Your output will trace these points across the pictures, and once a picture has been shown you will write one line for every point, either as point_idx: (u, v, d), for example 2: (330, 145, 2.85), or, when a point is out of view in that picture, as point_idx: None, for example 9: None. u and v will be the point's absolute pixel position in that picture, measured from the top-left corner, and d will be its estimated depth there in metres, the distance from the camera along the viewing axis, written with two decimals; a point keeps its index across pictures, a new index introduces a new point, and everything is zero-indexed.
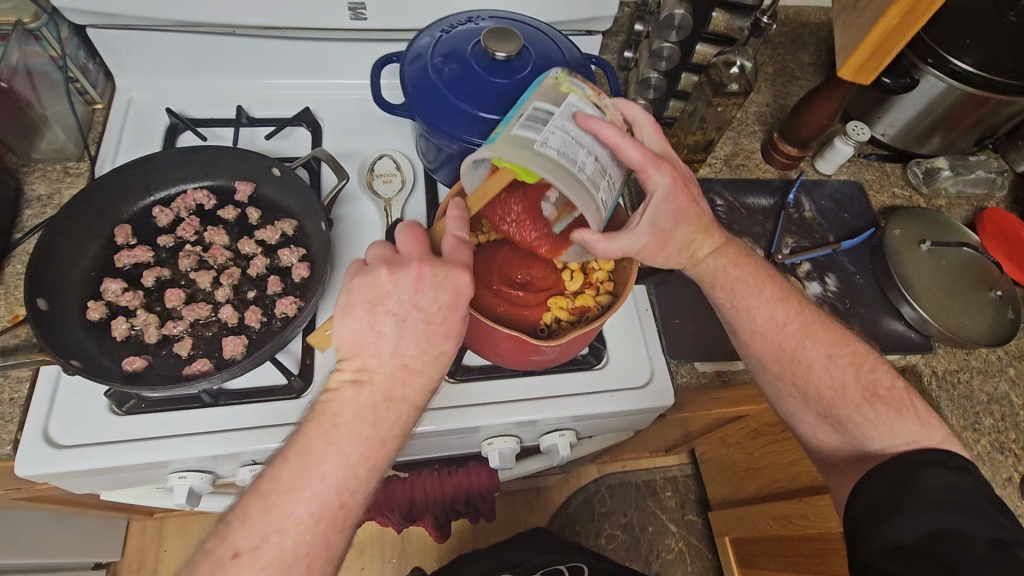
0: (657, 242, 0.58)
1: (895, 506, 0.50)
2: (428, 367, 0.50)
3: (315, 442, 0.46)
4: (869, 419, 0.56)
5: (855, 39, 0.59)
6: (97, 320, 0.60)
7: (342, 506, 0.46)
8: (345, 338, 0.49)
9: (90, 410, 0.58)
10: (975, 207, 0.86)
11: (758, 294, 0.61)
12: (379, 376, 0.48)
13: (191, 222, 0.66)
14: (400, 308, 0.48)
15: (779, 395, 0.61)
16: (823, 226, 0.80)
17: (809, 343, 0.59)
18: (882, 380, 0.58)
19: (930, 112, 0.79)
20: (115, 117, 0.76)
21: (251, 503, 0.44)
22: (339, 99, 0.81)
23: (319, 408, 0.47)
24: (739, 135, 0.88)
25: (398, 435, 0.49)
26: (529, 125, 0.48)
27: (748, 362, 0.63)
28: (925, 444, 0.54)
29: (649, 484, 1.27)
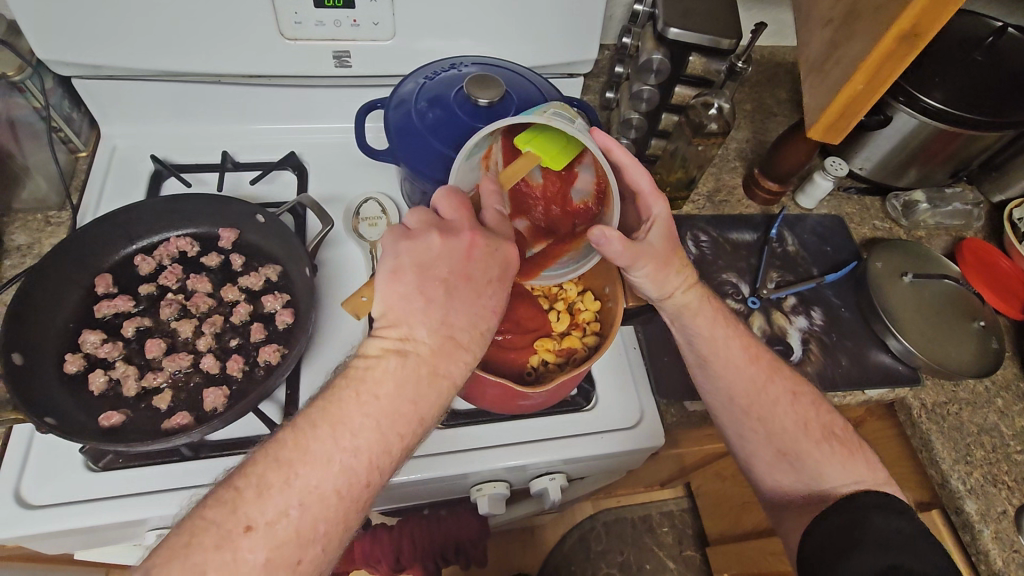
0: (661, 262, 0.57)
1: (849, 548, 0.49)
2: (473, 344, 0.48)
3: (351, 411, 0.43)
4: (826, 457, 0.57)
5: (823, 100, 0.50)
6: (74, 373, 0.58)
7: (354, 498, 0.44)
8: (390, 305, 0.46)
9: (65, 468, 0.56)
10: (954, 237, 0.87)
11: (728, 333, 0.60)
12: (424, 346, 0.45)
13: (174, 270, 0.65)
14: (449, 276, 0.47)
15: (740, 430, 0.60)
16: (806, 259, 0.81)
17: (776, 380, 0.59)
18: (838, 421, 0.59)
19: (904, 146, 0.80)
20: (99, 165, 0.76)
21: (270, 473, 0.40)
22: (326, 144, 0.82)
23: (357, 375, 0.44)
24: (721, 171, 0.89)
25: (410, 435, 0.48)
26: (561, 117, 0.53)
27: (711, 401, 0.61)
28: (869, 483, 0.56)
29: (646, 519, 1.25)
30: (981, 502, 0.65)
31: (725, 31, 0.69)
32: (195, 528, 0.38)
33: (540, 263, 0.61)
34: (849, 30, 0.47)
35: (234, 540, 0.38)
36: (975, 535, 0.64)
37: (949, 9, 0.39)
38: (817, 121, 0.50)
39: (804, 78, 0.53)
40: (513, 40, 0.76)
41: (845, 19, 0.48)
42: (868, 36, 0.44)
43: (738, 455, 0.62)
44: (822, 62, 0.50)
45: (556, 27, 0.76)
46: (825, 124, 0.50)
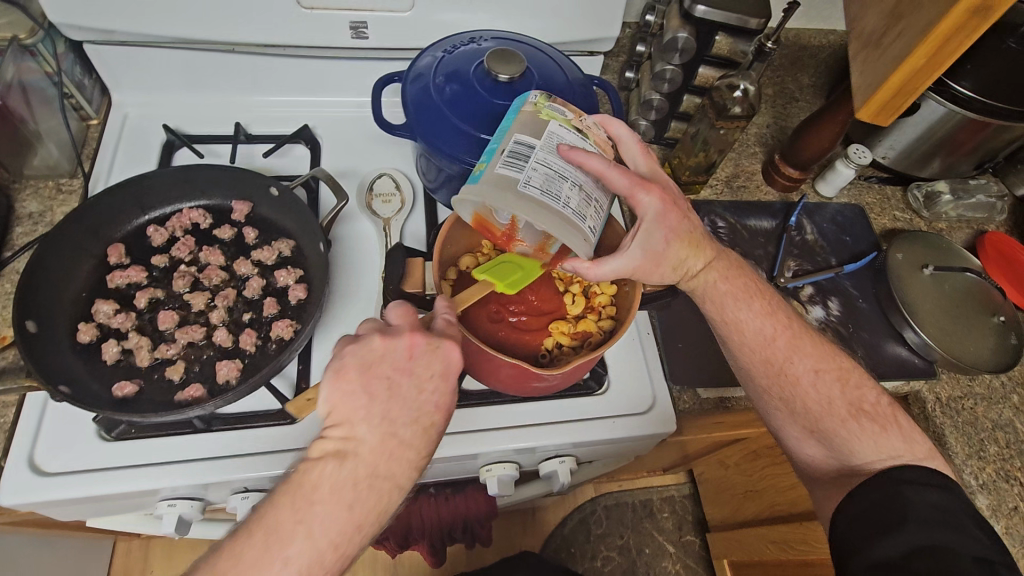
0: (652, 263, 0.57)
1: (892, 525, 0.48)
2: (417, 440, 0.47)
3: (286, 519, 0.42)
4: (854, 434, 0.56)
5: (877, 78, 0.48)
6: (86, 343, 0.58)
7: (326, 557, 0.42)
8: (334, 404, 0.46)
9: (78, 437, 0.56)
10: (975, 230, 0.86)
11: (748, 308, 0.60)
12: (365, 445, 0.45)
13: (186, 241, 0.65)
14: (392, 374, 0.47)
15: (766, 408, 0.60)
16: (825, 249, 0.80)
17: (798, 354, 0.58)
18: (868, 396, 0.58)
19: (930, 135, 0.79)
20: (110, 133, 0.75)
21: None
22: (339, 117, 0.81)
23: (295, 480, 0.44)
24: (740, 157, 0.87)
25: (393, 479, 0.45)
26: (510, 163, 0.50)
27: (737, 376, 0.61)
28: (907, 459, 0.54)
29: (647, 504, 1.25)
30: (993, 499, 0.65)
31: (754, 10, 0.67)
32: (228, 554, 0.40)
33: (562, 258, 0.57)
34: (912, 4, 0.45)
35: None
36: None
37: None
38: (871, 99, 0.48)
39: (856, 55, 0.51)
40: (534, 14, 0.74)
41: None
42: (934, 10, 0.42)
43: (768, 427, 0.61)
44: (878, 38, 0.48)
45: (578, 3, 0.74)
46: (880, 103, 0.48)
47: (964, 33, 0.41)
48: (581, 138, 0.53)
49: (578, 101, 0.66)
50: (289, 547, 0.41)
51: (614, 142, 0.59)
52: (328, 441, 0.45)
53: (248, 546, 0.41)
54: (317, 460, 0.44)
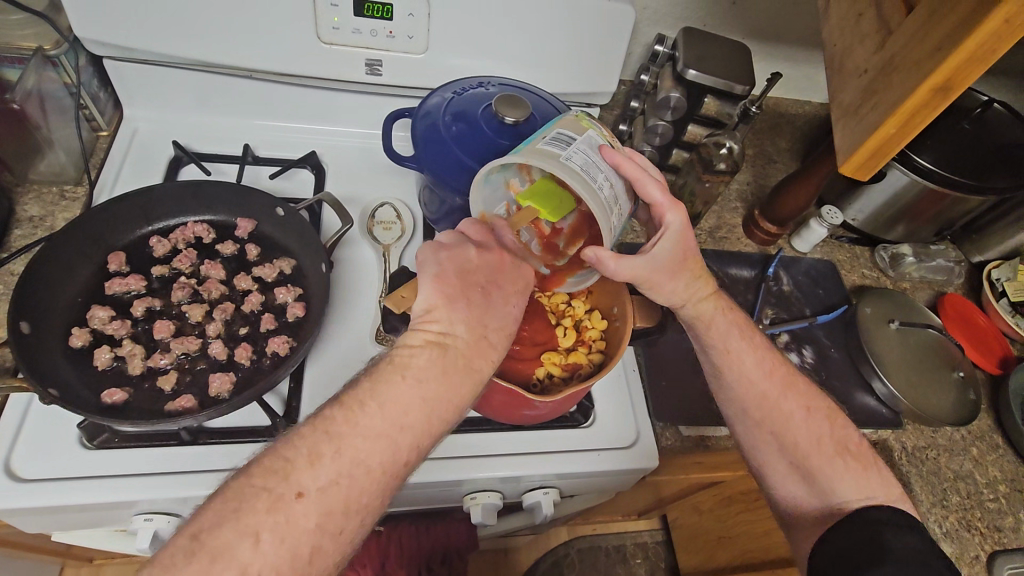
0: (666, 274, 0.60)
1: (870, 563, 0.50)
2: (501, 342, 0.50)
3: (400, 392, 0.44)
4: (840, 469, 0.58)
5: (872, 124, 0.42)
6: (78, 348, 0.58)
7: (430, 429, 0.44)
8: (434, 302, 0.49)
9: (60, 442, 0.56)
10: (935, 291, 0.92)
11: (747, 347, 0.63)
12: (462, 339, 0.48)
13: (188, 254, 0.65)
14: (485, 284, 0.51)
15: (755, 442, 0.62)
16: (800, 299, 0.85)
17: (791, 393, 0.61)
18: (851, 437, 0.61)
19: (894, 202, 0.86)
20: (119, 145, 0.76)
21: (322, 444, 0.40)
22: (346, 147, 0.84)
23: (396, 361, 0.46)
24: (723, 210, 0.93)
25: (480, 372, 0.48)
26: (554, 142, 0.53)
27: (728, 409, 0.63)
28: (881, 500, 0.57)
29: (620, 549, 1.24)
30: (956, 547, 0.68)
31: (739, 77, 0.73)
32: (243, 493, 0.38)
33: (564, 271, 0.62)
34: (887, 65, 0.41)
35: (286, 504, 0.38)
36: None
37: (1013, 36, 0.34)
38: (852, 156, 0.43)
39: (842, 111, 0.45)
40: (539, 66, 0.80)
41: (882, 58, 0.42)
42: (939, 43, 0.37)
43: (754, 467, 0.63)
44: (855, 100, 0.44)
45: (580, 60, 0.80)
46: (857, 163, 0.44)
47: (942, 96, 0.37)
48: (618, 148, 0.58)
49: None
50: (385, 448, 0.42)
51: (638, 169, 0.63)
52: (427, 332, 0.47)
53: (366, 416, 0.42)
54: (416, 346, 0.46)
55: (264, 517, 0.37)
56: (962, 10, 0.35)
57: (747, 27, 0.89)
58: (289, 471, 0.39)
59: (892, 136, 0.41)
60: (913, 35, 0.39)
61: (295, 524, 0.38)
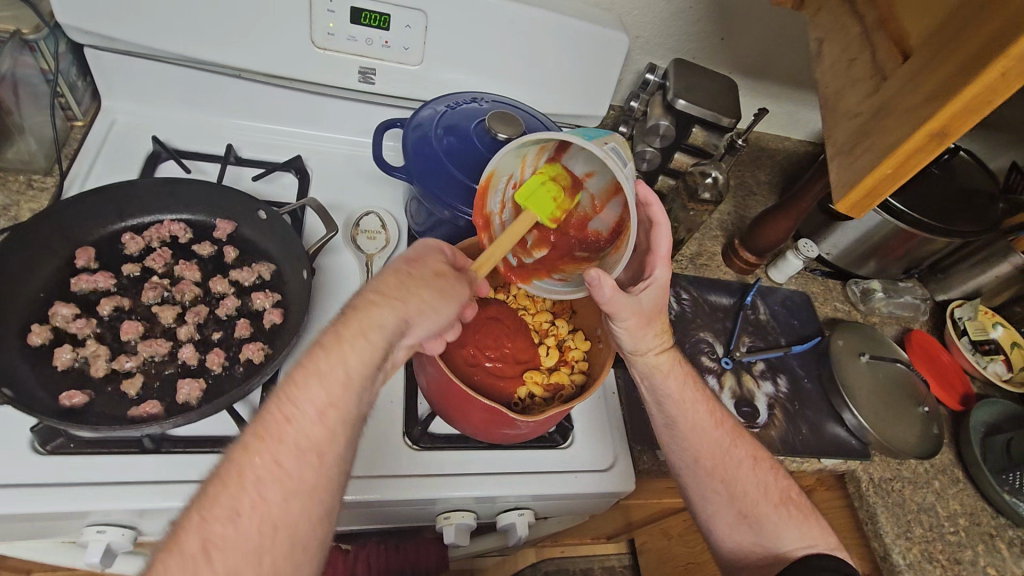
0: (643, 322, 0.60)
1: None
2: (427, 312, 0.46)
3: (305, 390, 0.41)
4: (783, 519, 0.60)
5: (868, 164, 0.43)
6: (37, 346, 0.55)
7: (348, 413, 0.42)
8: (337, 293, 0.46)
9: (10, 445, 0.52)
10: (903, 327, 0.95)
11: (695, 409, 0.63)
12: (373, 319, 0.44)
13: (163, 253, 0.63)
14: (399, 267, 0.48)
15: (704, 493, 0.62)
16: (775, 329, 0.86)
17: (740, 442, 0.63)
18: (792, 487, 0.63)
19: (867, 239, 0.89)
20: (95, 137, 0.73)
21: (228, 482, 0.38)
22: (333, 153, 0.83)
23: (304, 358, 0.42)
24: (703, 237, 0.95)
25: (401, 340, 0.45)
26: (616, 154, 0.54)
27: (678, 459, 0.63)
28: (820, 548, 0.59)
29: (588, 572, 1.20)
30: None
31: (727, 110, 0.75)
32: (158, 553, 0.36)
33: (530, 273, 0.62)
34: (885, 105, 0.42)
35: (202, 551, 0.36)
36: None
37: (1007, 91, 0.35)
38: (846, 193, 0.44)
39: (839, 145, 0.47)
40: (532, 86, 0.81)
41: (879, 99, 0.43)
42: (939, 91, 0.38)
43: (700, 518, 0.63)
44: (849, 141, 0.46)
45: (573, 82, 0.81)
46: (852, 201, 0.44)
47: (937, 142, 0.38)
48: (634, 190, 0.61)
49: None
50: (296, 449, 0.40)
51: None
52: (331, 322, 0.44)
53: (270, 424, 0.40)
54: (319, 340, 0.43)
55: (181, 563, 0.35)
56: (960, 62, 0.37)
57: (733, 62, 0.92)
58: (204, 504, 0.38)
59: (887, 177, 0.42)
60: (911, 80, 0.40)
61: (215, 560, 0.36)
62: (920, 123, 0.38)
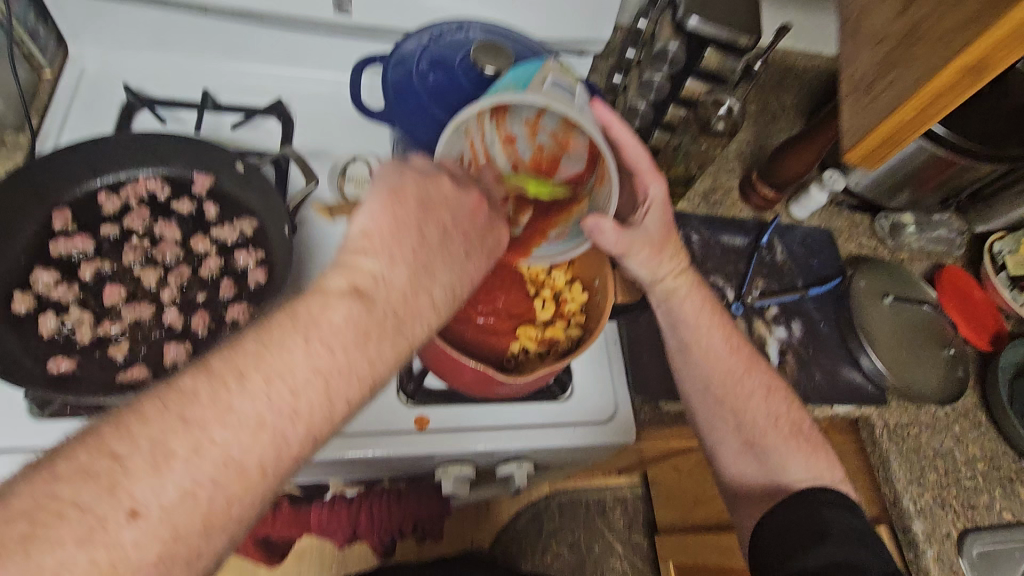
0: (654, 251, 0.57)
1: (815, 540, 0.50)
2: (445, 304, 0.43)
3: (298, 358, 0.36)
4: (791, 451, 0.59)
5: (888, 104, 0.40)
6: (22, 314, 0.54)
7: (336, 406, 0.37)
8: (377, 226, 0.41)
9: (9, 411, 0.53)
10: (935, 263, 0.88)
11: (712, 333, 0.60)
12: (392, 288, 0.40)
13: (141, 212, 0.61)
14: (448, 226, 0.44)
15: (712, 419, 0.60)
16: (793, 270, 0.81)
17: (754, 371, 0.61)
18: (808, 420, 0.61)
19: (901, 167, 0.80)
20: (66, 88, 0.70)
21: (173, 437, 0.32)
22: (317, 94, 0.77)
23: (303, 314, 0.37)
24: (719, 171, 0.88)
25: (411, 336, 0.41)
26: (561, 91, 0.50)
27: (688, 387, 0.61)
28: (828, 481, 0.58)
29: (599, 502, 1.19)
30: (927, 526, 0.68)
31: (745, 27, 0.62)
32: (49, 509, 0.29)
33: (530, 243, 0.57)
34: (909, 37, 0.39)
35: (116, 526, 0.30)
36: (919, 555, 0.67)
37: None
38: (861, 140, 0.42)
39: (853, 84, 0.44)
40: (527, 8, 0.72)
41: (905, 25, 0.39)
42: (971, 18, 0.34)
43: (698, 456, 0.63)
44: (870, 74, 0.42)
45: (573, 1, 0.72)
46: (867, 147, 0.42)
47: (972, 77, 0.35)
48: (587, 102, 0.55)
49: None
50: (260, 434, 0.34)
51: None
52: (350, 278, 0.39)
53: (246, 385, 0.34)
54: (334, 297, 0.38)
55: (90, 533, 0.30)
56: None
57: None
58: (126, 463, 0.31)
59: (909, 121, 0.39)
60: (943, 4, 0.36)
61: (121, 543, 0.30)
62: (953, 55, 0.35)
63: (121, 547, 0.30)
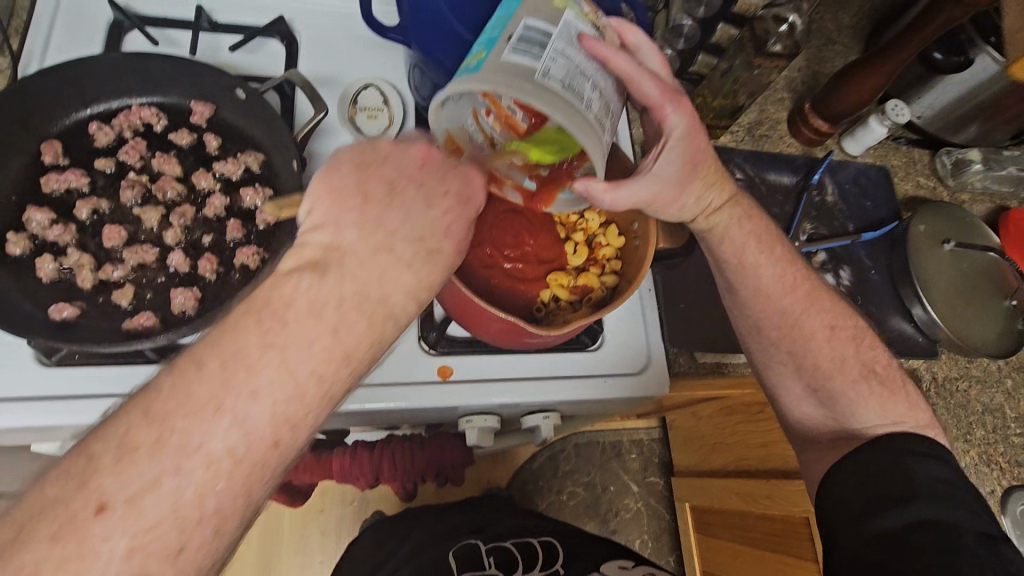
0: (671, 192, 0.51)
1: (904, 492, 0.45)
2: (419, 263, 0.37)
3: (252, 341, 0.31)
4: (863, 395, 0.53)
5: None
6: (18, 256, 0.51)
7: (310, 391, 0.32)
8: (321, 204, 0.37)
9: (14, 360, 0.50)
10: (996, 205, 0.81)
11: (769, 254, 0.55)
12: (354, 255, 0.35)
13: (136, 145, 0.56)
14: (396, 180, 0.39)
15: (768, 359, 0.56)
16: (843, 212, 0.75)
17: (815, 308, 0.55)
18: (880, 358, 0.56)
19: (974, 97, 0.72)
20: (44, 4, 0.62)
21: (137, 430, 0.28)
22: (321, 11, 0.69)
23: (259, 295, 0.33)
24: (766, 102, 0.79)
25: (389, 303, 0.36)
26: (522, 53, 0.37)
27: (742, 325, 0.57)
28: (909, 424, 0.53)
29: (615, 445, 1.20)
30: (972, 482, 0.65)
31: None
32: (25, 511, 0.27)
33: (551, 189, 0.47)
34: None
35: (84, 525, 0.27)
36: None
37: None
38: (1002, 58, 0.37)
39: None
40: None
41: None
42: None
43: None
44: None
45: None
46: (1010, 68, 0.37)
47: None
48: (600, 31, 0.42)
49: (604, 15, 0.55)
50: (229, 424, 0.30)
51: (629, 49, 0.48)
52: (307, 251, 0.35)
53: (203, 373, 0.30)
54: (289, 273, 0.34)
55: (52, 540, 0.26)
56: None
57: None
58: (92, 466, 0.28)
59: None
60: None
61: (96, 547, 0.27)
62: None
63: (91, 542, 0.27)
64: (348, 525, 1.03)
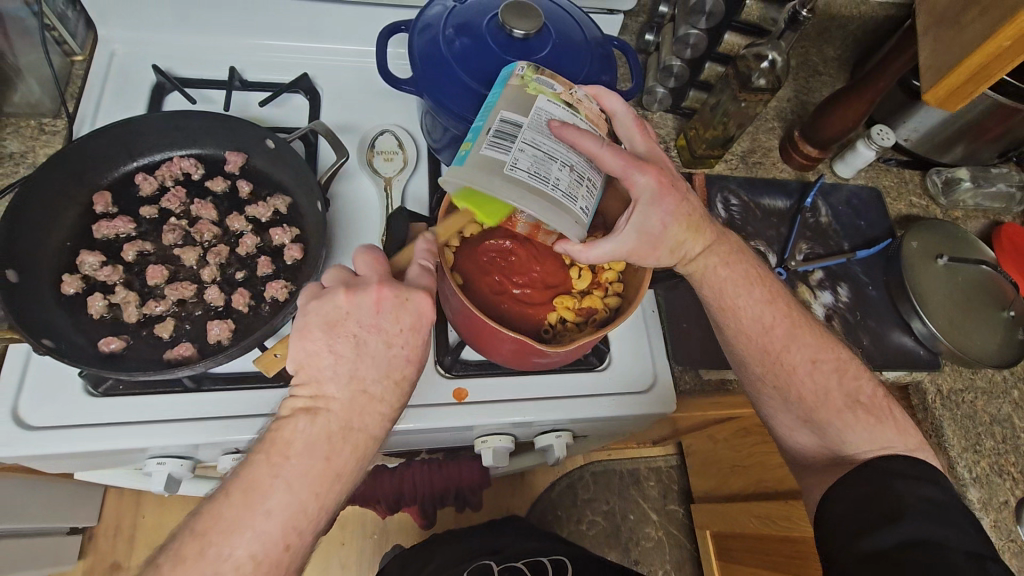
0: (647, 245, 0.55)
1: (886, 520, 0.46)
2: (389, 393, 0.47)
3: (263, 473, 0.42)
4: (850, 423, 0.55)
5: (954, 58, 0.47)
6: (72, 295, 0.56)
7: (308, 507, 0.42)
8: (301, 363, 0.46)
9: (64, 390, 0.55)
10: (990, 220, 0.84)
11: (747, 293, 0.59)
12: (336, 402, 0.45)
13: (177, 193, 0.61)
14: (359, 331, 0.46)
15: (758, 393, 0.59)
16: (838, 232, 0.78)
17: (797, 344, 0.58)
18: (865, 388, 0.57)
19: (955, 120, 0.75)
20: (97, 71, 0.70)
21: (187, 545, 0.39)
22: (342, 67, 0.76)
23: (269, 436, 0.44)
24: (758, 131, 0.84)
25: (365, 429, 0.46)
26: (496, 147, 0.48)
27: (732, 360, 0.61)
28: (898, 449, 0.54)
29: (633, 473, 1.20)
30: (984, 493, 0.65)
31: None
32: None
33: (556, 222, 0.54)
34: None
35: None
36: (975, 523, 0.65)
37: None
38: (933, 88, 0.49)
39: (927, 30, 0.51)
40: None
41: None
42: None
43: None
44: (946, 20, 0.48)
45: None
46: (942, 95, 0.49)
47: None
48: (572, 113, 0.51)
49: (594, 63, 0.62)
50: (251, 538, 0.40)
51: (609, 115, 0.56)
52: (298, 399, 0.45)
53: (227, 506, 0.40)
54: (287, 417, 0.44)
55: None
56: None
57: None
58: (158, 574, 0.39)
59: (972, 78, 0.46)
60: None
61: None
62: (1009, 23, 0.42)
63: None
64: (370, 554, 1.05)
